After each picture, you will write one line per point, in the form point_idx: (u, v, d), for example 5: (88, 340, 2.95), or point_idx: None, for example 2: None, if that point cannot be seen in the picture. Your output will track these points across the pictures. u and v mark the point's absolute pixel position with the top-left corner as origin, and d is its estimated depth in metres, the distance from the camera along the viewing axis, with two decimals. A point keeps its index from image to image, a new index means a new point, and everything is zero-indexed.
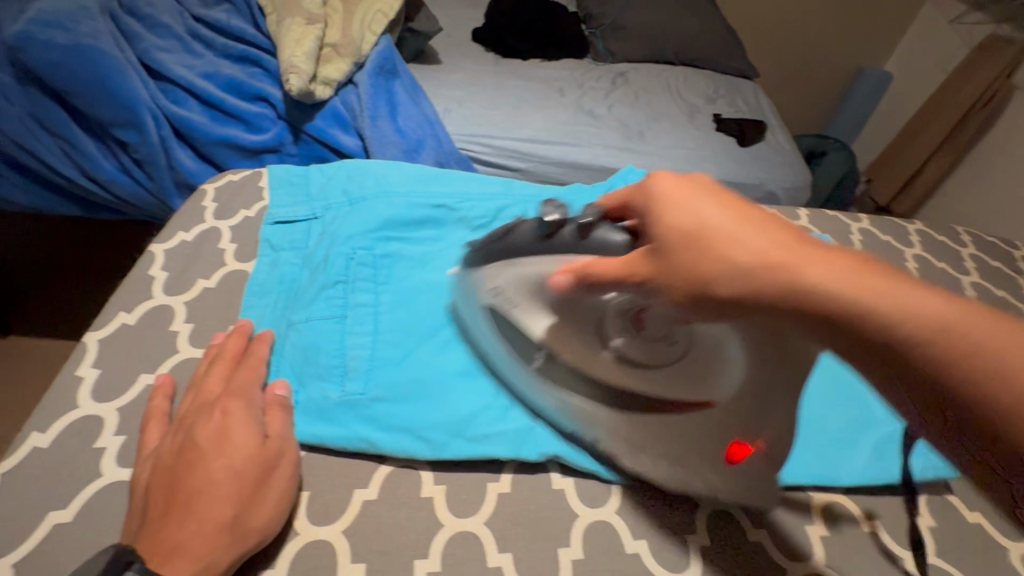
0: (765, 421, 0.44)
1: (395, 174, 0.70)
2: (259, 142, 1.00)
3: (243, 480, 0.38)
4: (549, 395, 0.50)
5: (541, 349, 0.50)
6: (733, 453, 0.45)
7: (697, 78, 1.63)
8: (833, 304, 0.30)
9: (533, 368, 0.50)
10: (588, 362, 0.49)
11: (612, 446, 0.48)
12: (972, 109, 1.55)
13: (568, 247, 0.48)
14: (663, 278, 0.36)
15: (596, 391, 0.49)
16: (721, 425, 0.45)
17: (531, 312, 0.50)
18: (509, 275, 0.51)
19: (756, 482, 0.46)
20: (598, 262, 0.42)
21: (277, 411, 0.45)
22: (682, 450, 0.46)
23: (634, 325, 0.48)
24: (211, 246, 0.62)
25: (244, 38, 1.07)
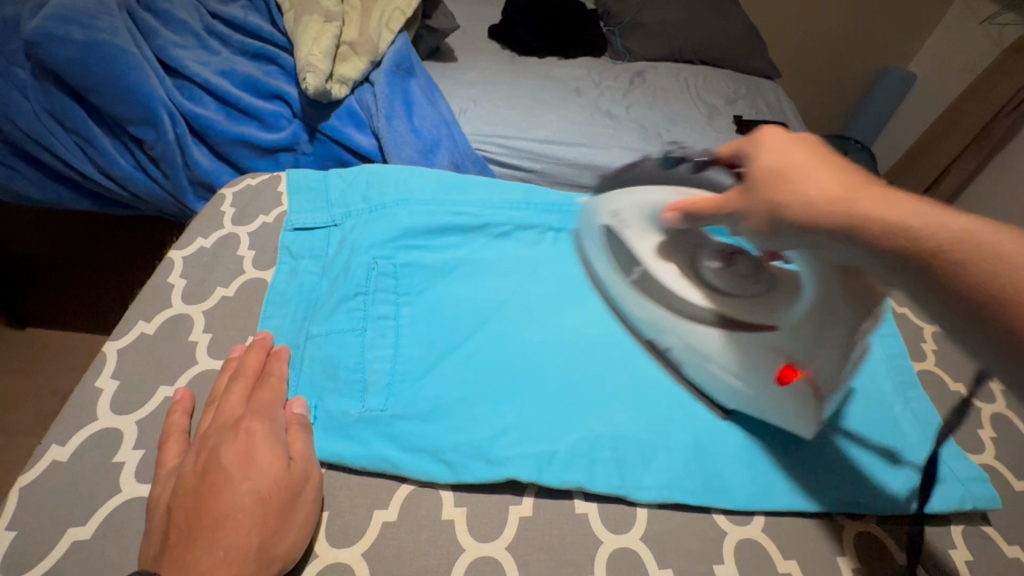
0: (817, 358, 0.43)
1: (415, 179, 0.69)
2: (274, 141, 1.00)
3: (269, 507, 0.38)
4: (637, 304, 0.51)
5: (641, 264, 0.49)
6: (784, 375, 0.46)
7: (718, 78, 1.60)
8: (878, 231, 0.32)
9: (628, 282, 0.50)
10: (678, 281, 0.49)
11: (681, 356, 0.50)
12: (1000, 113, 1.50)
13: (681, 179, 0.47)
14: (739, 205, 0.39)
15: (678, 307, 0.49)
16: (775, 349, 0.45)
17: (641, 232, 0.49)
18: (630, 199, 0.48)
19: (800, 409, 0.47)
20: (698, 198, 0.43)
21: (298, 430, 0.45)
22: (741, 366, 0.47)
23: (728, 258, 0.48)
24: (229, 254, 0.62)
25: (261, 35, 1.06)
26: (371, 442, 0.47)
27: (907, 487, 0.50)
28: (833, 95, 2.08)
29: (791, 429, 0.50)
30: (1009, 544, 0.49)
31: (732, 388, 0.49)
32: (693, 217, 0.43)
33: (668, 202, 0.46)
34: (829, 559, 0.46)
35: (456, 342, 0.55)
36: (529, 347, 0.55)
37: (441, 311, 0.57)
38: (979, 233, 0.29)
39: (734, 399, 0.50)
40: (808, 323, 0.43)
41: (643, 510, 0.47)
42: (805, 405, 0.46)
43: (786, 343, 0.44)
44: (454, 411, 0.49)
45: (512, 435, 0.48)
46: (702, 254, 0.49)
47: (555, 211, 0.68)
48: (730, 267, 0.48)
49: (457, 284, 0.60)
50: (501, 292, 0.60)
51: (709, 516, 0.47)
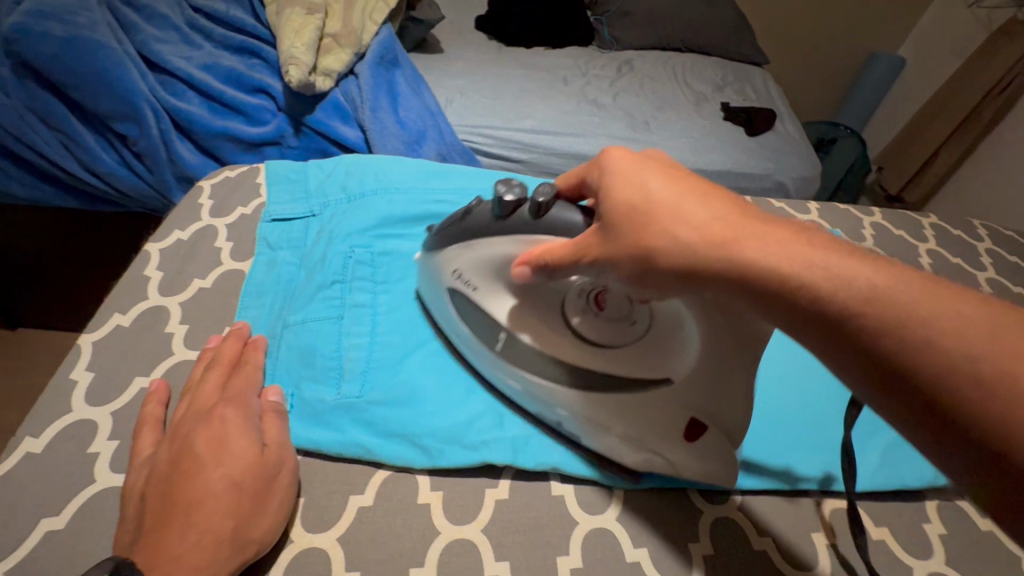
0: (718, 405, 0.45)
1: (394, 168, 0.69)
2: (259, 135, 0.99)
3: (242, 494, 0.38)
4: (513, 376, 0.49)
5: (504, 331, 0.48)
6: (691, 431, 0.45)
7: (705, 66, 1.60)
8: (770, 275, 0.31)
9: (495, 353, 0.49)
10: (546, 344, 0.47)
11: (576, 429, 0.47)
12: (989, 95, 1.50)
13: (523, 226, 0.47)
14: (611, 253, 0.38)
15: (553, 370, 0.47)
16: (678, 402, 0.45)
17: (493, 296, 0.49)
18: (469, 258, 0.50)
19: (715, 460, 0.45)
20: (551, 247, 0.43)
21: (273, 417, 0.45)
22: (645, 430, 0.45)
23: (594, 305, 0.49)
24: (207, 245, 0.62)
25: (243, 29, 1.05)
26: (353, 426, 0.47)
27: (879, 462, 0.51)
28: (823, 82, 2.08)
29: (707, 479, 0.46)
30: (982, 518, 0.50)
31: (634, 455, 0.45)
32: (549, 269, 0.43)
33: (517, 255, 0.47)
34: (803, 535, 0.47)
35: (427, 337, 0.55)
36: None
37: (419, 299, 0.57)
38: (876, 283, 0.29)
39: (640, 463, 0.46)
40: (700, 368, 0.44)
41: (618, 491, 0.47)
42: (725, 445, 0.45)
43: (684, 393, 0.45)
44: (428, 397, 0.50)
45: (493, 417, 0.49)
46: (567, 308, 0.49)
47: None
48: (603, 313, 0.48)
49: None
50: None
51: (687, 495, 0.48)
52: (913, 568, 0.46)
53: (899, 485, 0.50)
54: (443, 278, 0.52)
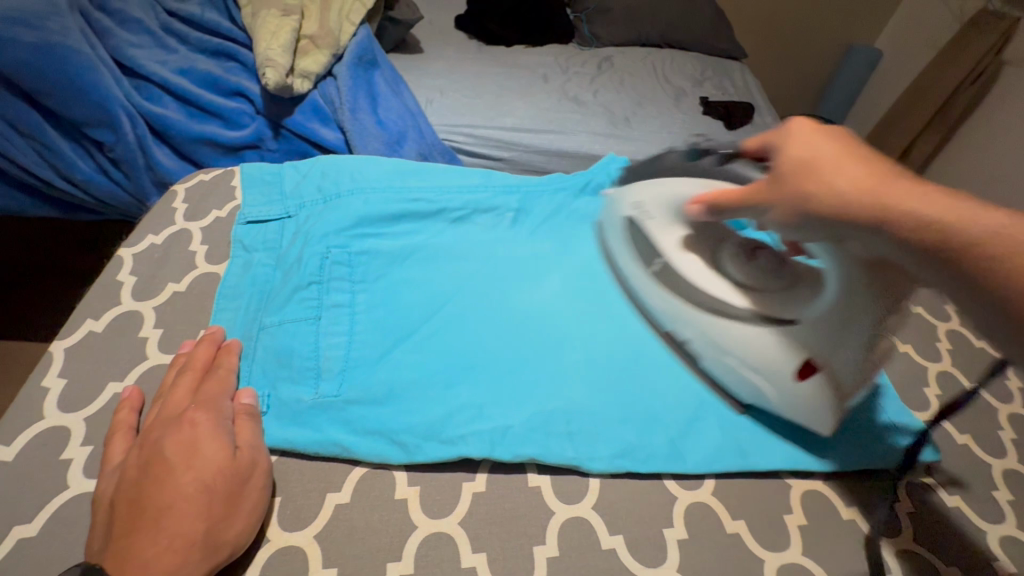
0: (838, 353, 0.44)
1: (370, 168, 0.68)
2: (238, 138, 0.99)
3: (215, 496, 0.38)
4: (657, 296, 0.52)
5: (663, 256, 0.51)
6: (803, 370, 0.45)
7: (684, 61, 1.61)
8: (920, 228, 0.32)
9: (648, 272, 0.52)
10: (703, 272, 0.50)
11: (700, 348, 0.51)
12: (961, 85, 1.53)
13: (703, 172, 0.47)
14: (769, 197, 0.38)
15: (699, 298, 0.50)
16: (801, 342, 0.45)
17: (666, 227, 0.50)
18: (654, 190, 0.49)
19: (811, 403, 0.47)
20: (724, 191, 0.42)
21: (245, 420, 0.45)
22: (759, 359, 0.47)
23: (748, 253, 0.50)
24: (181, 249, 0.61)
25: (219, 32, 1.04)
26: (333, 422, 0.47)
27: (851, 443, 0.52)
28: (802, 75, 2.10)
29: (808, 424, 0.50)
30: (951, 494, 0.51)
31: (744, 377, 0.49)
32: (718, 211, 0.43)
33: (690, 195, 0.46)
34: (777, 516, 0.48)
35: (408, 334, 0.54)
36: (485, 334, 0.55)
37: (397, 297, 0.57)
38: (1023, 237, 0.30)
39: (750, 393, 0.51)
40: (830, 317, 0.43)
41: (595, 481, 0.48)
42: (830, 395, 0.45)
43: (807, 335, 0.45)
44: (409, 392, 0.50)
45: (472, 411, 0.49)
46: (725, 247, 0.51)
47: (512, 193, 0.68)
48: (755, 260, 0.49)
49: (413, 269, 0.60)
50: (460, 277, 0.60)
51: (662, 482, 0.49)
52: (883, 546, 0.47)
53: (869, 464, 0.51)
54: (620, 209, 0.52)
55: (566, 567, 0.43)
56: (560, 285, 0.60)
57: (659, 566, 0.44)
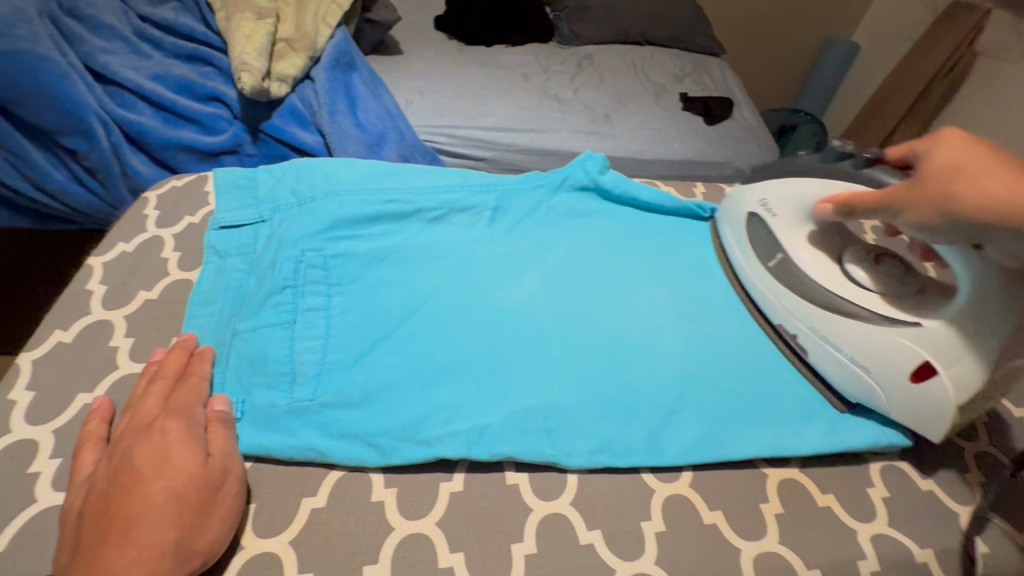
0: (965, 353, 0.47)
1: (345, 170, 0.67)
2: (215, 144, 0.98)
3: (188, 505, 0.38)
4: (774, 289, 0.59)
5: (782, 252, 0.59)
6: (922, 371, 0.49)
7: (664, 57, 1.62)
8: None
9: (767, 266, 0.60)
10: (821, 272, 0.56)
11: (808, 344, 0.56)
12: (936, 77, 1.55)
13: (845, 174, 0.53)
14: (910, 197, 0.44)
15: (817, 292, 0.56)
16: (924, 342, 0.48)
17: (792, 226, 0.59)
18: (778, 191, 0.60)
19: (927, 405, 0.49)
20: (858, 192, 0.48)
21: (218, 427, 0.44)
22: (877, 356, 0.51)
23: (871, 259, 0.56)
24: (153, 256, 0.60)
25: (194, 37, 1.03)
26: (308, 426, 0.47)
27: (824, 431, 0.53)
28: (780, 69, 2.13)
29: (915, 428, 0.52)
30: (923, 479, 0.53)
31: (856, 377, 0.53)
32: (848, 211, 0.49)
33: (820, 195, 0.54)
34: (753, 506, 0.48)
35: (386, 336, 0.54)
36: (464, 334, 0.55)
37: (374, 300, 0.57)
38: None
39: (859, 392, 0.54)
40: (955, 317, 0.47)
41: (571, 477, 0.48)
42: (951, 398, 0.48)
43: (931, 337, 0.48)
44: (387, 394, 0.50)
45: (449, 411, 0.49)
46: (849, 253, 0.58)
47: (489, 191, 0.67)
48: (880, 265, 0.56)
49: (390, 271, 0.60)
50: (438, 277, 0.60)
51: (639, 476, 0.49)
52: (857, 531, 0.48)
53: (842, 448, 0.52)
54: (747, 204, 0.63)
55: (544, 564, 0.43)
56: (538, 284, 0.60)
57: (637, 559, 0.44)
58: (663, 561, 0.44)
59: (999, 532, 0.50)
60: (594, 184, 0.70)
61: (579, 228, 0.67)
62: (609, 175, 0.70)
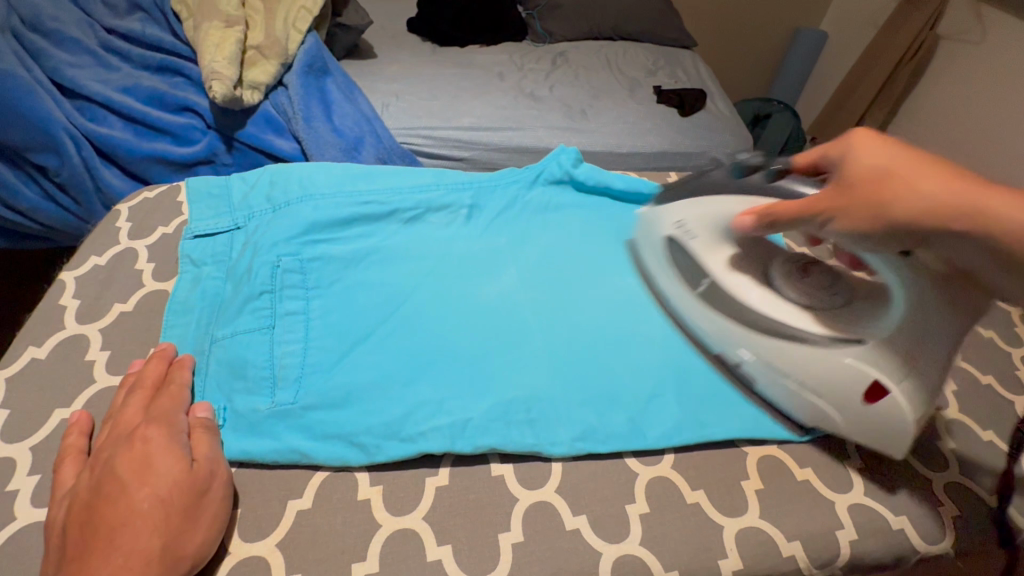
0: (912, 370, 0.45)
1: (319, 173, 0.67)
2: (189, 154, 0.96)
3: (173, 513, 0.37)
4: (707, 317, 0.54)
5: (710, 277, 0.54)
6: (873, 393, 0.46)
7: (637, 52, 1.64)
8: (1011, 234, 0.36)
9: (695, 293, 0.55)
10: (755, 295, 0.52)
11: (755, 371, 0.53)
12: (902, 61, 1.58)
13: (755, 187, 0.48)
14: (839, 206, 0.41)
15: (753, 319, 0.52)
16: (869, 362, 0.46)
17: (714, 248, 0.54)
18: (696, 212, 0.53)
19: (878, 423, 0.47)
20: (782, 202, 0.44)
21: (202, 433, 0.44)
22: (824, 380, 0.48)
23: (799, 271, 0.52)
24: (127, 268, 0.60)
25: (163, 47, 1.01)
26: (290, 431, 0.47)
27: None
28: (753, 60, 2.16)
29: (876, 447, 0.50)
30: None
31: (808, 401, 0.50)
32: (771, 223, 0.45)
33: (736, 210, 0.49)
34: (733, 484, 0.50)
35: (364, 339, 0.54)
36: (442, 332, 0.55)
37: (353, 301, 0.57)
38: None
39: (812, 416, 0.52)
40: (899, 338, 0.45)
41: (556, 464, 0.49)
42: (906, 418, 0.45)
43: (876, 357, 0.45)
44: (367, 394, 0.50)
45: (431, 407, 0.49)
46: (776, 267, 0.53)
47: (465, 190, 0.68)
48: (810, 278, 0.52)
49: (368, 272, 0.60)
50: (416, 275, 0.60)
51: (623, 460, 0.50)
52: (835, 501, 0.50)
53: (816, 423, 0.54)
54: (662, 226, 0.56)
55: (530, 552, 0.44)
56: (515, 279, 0.60)
57: (622, 541, 0.45)
58: (648, 542, 0.45)
59: (967, 496, 0.52)
60: (569, 177, 0.71)
61: (555, 221, 0.68)
62: (583, 167, 0.71)
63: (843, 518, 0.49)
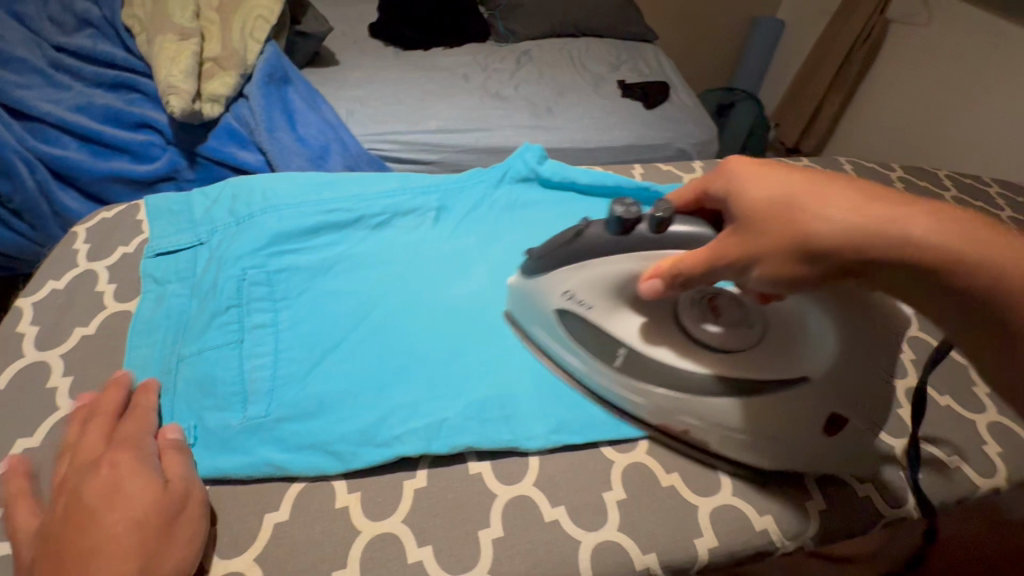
0: (857, 395, 0.45)
1: (283, 185, 0.67)
2: (149, 171, 0.93)
3: (146, 540, 0.37)
4: (634, 389, 0.49)
5: (625, 346, 0.49)
6: (831, 424, 0.46)
7: (599, 47, 1.66)
8: (927, 255, 0.34)
9: (614, 366, 0.50)
10: (685, 357, 0.49)
11: (703, 436, 0.49)
12: (855, 46, 1.62)
13: (646, 243, 0.45)
14: (753, 251, 0.39)
15: (690, 381, 0.48)
16: (819, 400, 0.45)
17: (613, 314, 0.50)
18: (580, 279, 0.49)
19: (823, 452, 0.47)
20: (686, 259, 0.42)
21: (173, 454, 0.44)
22: (781, 428, 0.46)
23: (711, 313, 0.50)
24: (87, 291, 0.59)
25: (115, 63, 0.99)
26: (258, 442, 0.47)
27: None
28: (714, 52, 2.20)
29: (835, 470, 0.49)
30: None
31: (764, 452, 0.47)
32: (682, 285, 0.43)
33: (638, 272, 0.46)
34: (706, 464, 0.51)
35: (336, 350, 0.53)
36: (414, 344, 0.54)
37: (323, 310, 0.57)
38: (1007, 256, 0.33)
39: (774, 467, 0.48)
40: (841, 369, 0.44)
41: (534, 458, 0.49)
42: (858, 432, 0.46)
43: (825, 393, 0.44)
44: (341, 402, 0.50)
45: (405, 411, 0.49)
46: (687, 316, 0.50)
47: (431, 193, 0.69)
48: (722, 317, 0.50)
49: (336, 280, 0.59)
50: (385, 281, 0.60)
51: (599, 450, 0.51)
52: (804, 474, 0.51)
53: None
54: (551, 299, 0.51)
55: (511, 546, 0.44)
56: (485, 277, 0.61)
57: (601, 529, 0.46)
58: (626, 528, 0.46)
59: (928, 459, 0.54)
60: (535, 173, 0.73)
61: (524, 218, 0.69)
62: (548, 164, 0.73)
63: (813, 490, 0.50)
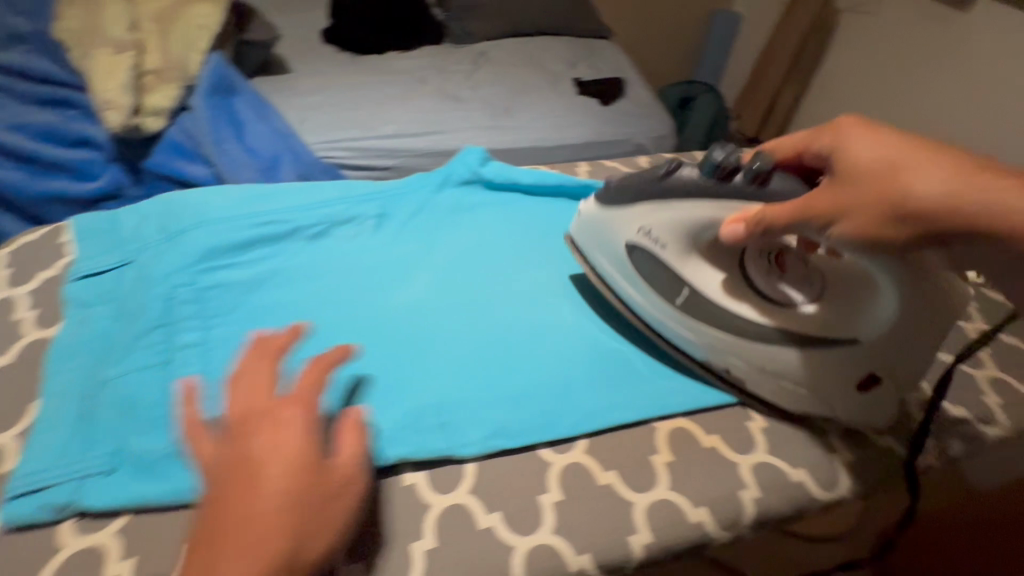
0: (902, 362, 0.51)
1: (216, 196, 0.64)
2: (92, 190, 0.90)
3: (304, 511, 0.37)
4: (698, 331, 0.55)
5: (688, 287, 0.55)
6: (869, 382, 0.52)
7: (557, 44, 1.60)
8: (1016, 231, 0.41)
9: (676, 304, 0.55)
10: (751, 305, 0.54)
11: (746, 377, 0.55)
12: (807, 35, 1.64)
13: (736, 192, 0.49)
14: (844, 208, 0.44)
15: (736, 326, 0.54)
16: (868, 360, 0.51)
17: (687, 259, 0.55)
18: (658, 217, 0.53)
19: (873, 402, 0.54)
20: (772, 209, 0.46)
21: (353, 430, 0.43)
22: (828, 379, 0.52)
23: (776, 265, 0.56)
24: (5, 319, 0.56)
25: (49, 77, 0.94)
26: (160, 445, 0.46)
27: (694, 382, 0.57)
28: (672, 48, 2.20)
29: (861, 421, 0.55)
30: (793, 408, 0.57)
31: (801, 400, 0.54)
32: (763, 232, 0.47)
33: (721, 214, 0.51)
34: (642, 461, 0.51)
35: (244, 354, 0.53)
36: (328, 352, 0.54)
37: (258, 326, 0.55)
38: None
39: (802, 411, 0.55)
40: (891, 336, 0.50)
41: (470, 465, 0.49)
42: (887, 392, 0.53)
43: (869, 352, 0.51)
44: None
45: None
46: (750, 258, 0.56)
47: (371, 200, 0.67)
48: (786, 273, 0.56)
49: (273, 295, 0.58)
50: (324, 294, 0.59)
51: (536, 453, 0.50)
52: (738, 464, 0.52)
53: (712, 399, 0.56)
54: (626, 233, 0.55)
55: (444, 557, 0.44)
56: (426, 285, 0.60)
57: (535, 533, 0.46)
58: (561, 532, 0.46)
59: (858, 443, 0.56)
60: (477, 176, 0.72)
61: (466, 222, 0.68)
62: (491, 166, 0.72)
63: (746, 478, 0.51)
